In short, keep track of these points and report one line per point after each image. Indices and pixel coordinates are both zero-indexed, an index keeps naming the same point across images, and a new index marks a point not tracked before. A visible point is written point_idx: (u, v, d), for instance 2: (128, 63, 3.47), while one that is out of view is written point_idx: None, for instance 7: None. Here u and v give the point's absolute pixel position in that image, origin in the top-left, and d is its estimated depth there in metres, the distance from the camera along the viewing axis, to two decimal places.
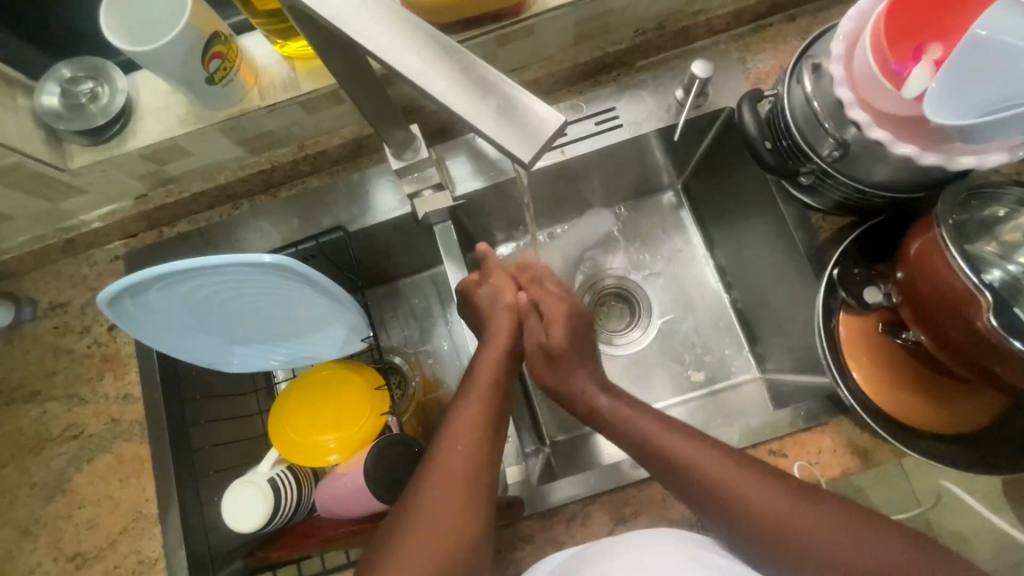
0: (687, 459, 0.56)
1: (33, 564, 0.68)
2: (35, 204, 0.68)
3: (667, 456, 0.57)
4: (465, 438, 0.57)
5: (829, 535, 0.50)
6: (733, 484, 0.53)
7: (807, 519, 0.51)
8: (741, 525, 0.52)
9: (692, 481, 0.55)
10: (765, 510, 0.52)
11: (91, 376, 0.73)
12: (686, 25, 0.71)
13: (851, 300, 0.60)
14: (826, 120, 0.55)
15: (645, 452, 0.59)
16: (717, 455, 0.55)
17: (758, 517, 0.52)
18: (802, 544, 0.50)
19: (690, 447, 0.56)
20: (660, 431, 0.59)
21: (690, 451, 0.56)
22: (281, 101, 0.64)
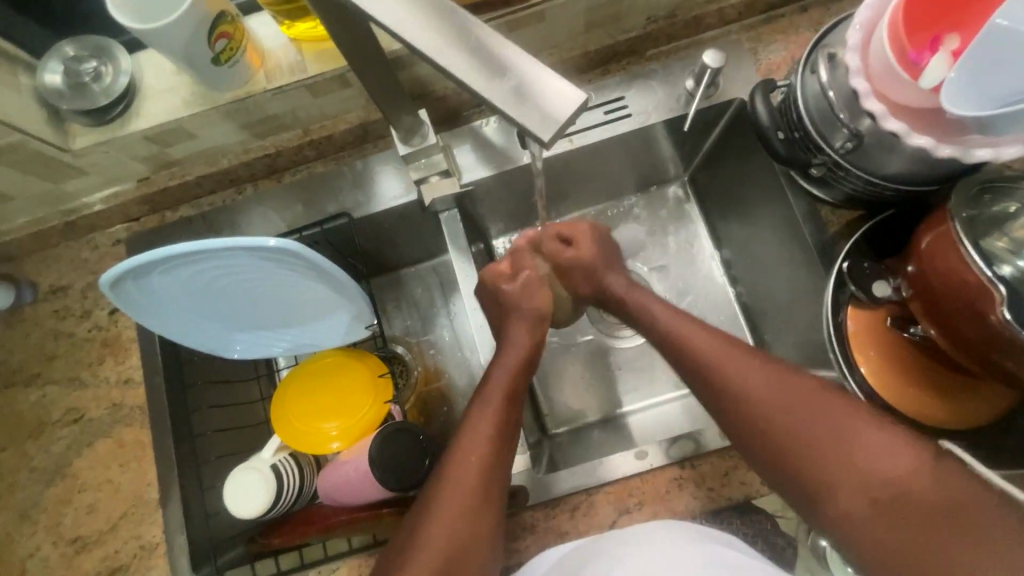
0: (719, 363, 0.59)
1: (32, 548, 0.68)
2: (36, 185, 0.67)
3: (701, 360, 0.60)
4: (483, 436, 0.59)
5: (849, 446, 0.52)
6: (761, 394, 0.56)
7: (827, 429, 0.53)
8: (760, 425, 0.55)
9: (721, 385, 0.58)
10: (788, 416, 0.54)
11: (91, 360, 0.73)
12: (697, 14, 0.71)
13: (860, 294, 0.60)
14: (840, 111, 0.54)
15: (682, 354, 0.62)
16: (749, 364, 0.58)
17: (780, 419, 0.54)
18: (818, 451, 0.52)
19: (725, 353, 0.59)
20: (697, 333, 0.62)
21: (724, 358, 0.59)
22: (288, 84, 0.63)
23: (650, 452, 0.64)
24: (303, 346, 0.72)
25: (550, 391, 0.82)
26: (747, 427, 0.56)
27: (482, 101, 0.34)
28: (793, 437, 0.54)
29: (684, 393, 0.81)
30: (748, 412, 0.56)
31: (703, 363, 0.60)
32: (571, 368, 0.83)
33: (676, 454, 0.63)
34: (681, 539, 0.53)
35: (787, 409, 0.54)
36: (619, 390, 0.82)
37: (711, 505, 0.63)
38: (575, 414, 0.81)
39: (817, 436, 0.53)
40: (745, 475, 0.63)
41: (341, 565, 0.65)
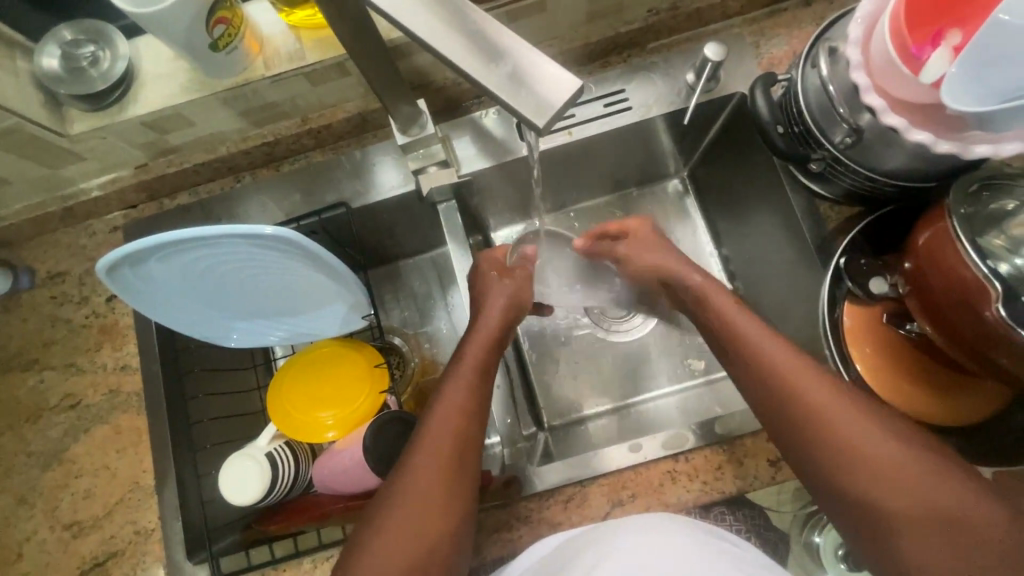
0: (770, 358, 0.55)
1: (29, 532, 0.68)
2: (34, 170, 0.67)
3: (749, 353, 0.57)
4: (454, 421, 0.57)
5: (900, 455, 0.49)
6: (825, 404, 0.52)
7: (878, 437, 0.50)
8: (806, 427, 0.52)
9: (769, 380, 0.55)
10: (836, 417, 0.51)
11: (89, 346, 0.73)
12: (700, 7, 0.70)
13: (857, 290, 0.60)
14: (841, 106, 0.54)
15: (731, 348, 0.59)
16: (801, 362, 0.55)
17: (829, 421, 0.51)
18: (870, 459, 0.49)
19: (778, 348, 0.56)
20: (750, 326, 0.59)
21: (775, 351, 0.56)
22: (286, 72, 0.63)
23: (644, 445, 0.64)
24: (301, 335, 0.73)
25: (547, 384, 0.82)
26: (791, 429, 0.53)
27: (478, 87, 0.33)
28: (842, 441, 0.50)
29: (679, 388, 0.81)
30: (794, 412, 0.53)
31: (755, 356, 0.56)
32: (568, 362, 0.83)
33: (671, 447, 0.64)
34: (676, 532, 0.53)
35: (836, 410, 0.51)
36: (615, 384, 0.82)
37: (705, 498, 0.63)
38: (571, 407, 0.81)
39: (870, 441, 0.50)
40: (739, 469, 0.63)
41: (336, 553, 0.66)
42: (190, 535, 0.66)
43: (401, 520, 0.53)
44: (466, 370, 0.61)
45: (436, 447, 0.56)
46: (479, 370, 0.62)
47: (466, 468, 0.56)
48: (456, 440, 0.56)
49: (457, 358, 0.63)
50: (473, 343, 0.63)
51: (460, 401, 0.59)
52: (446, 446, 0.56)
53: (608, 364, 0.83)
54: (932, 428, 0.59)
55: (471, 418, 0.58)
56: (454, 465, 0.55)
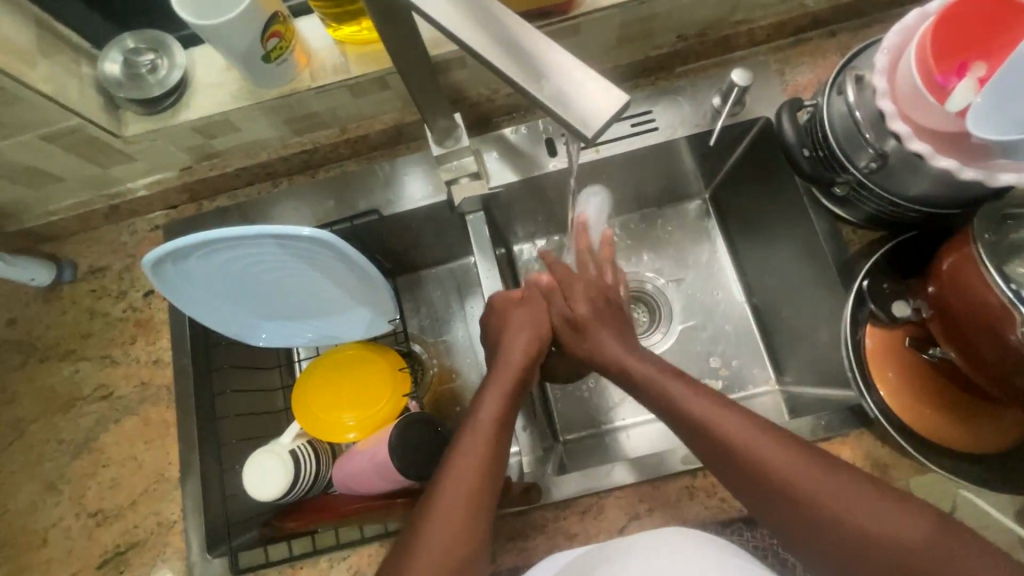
0: (740, 444, 0.53)
1: (55, 518, 0.70)
2: (86, 169, 0.70)
3: (718, 443, 0.54)
4: (469, 467, 0.56)
5: (884, 520, 0.47)
6: (769, 455, 0.52)
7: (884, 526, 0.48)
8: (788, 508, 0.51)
9: (740, 466, 0.53)
10: (820, 490, 0.50)
11: (124, 339, 0.75)
12: (727, 34, 0.72)
13: (880, 313, 0.61)
14: (867, 130, 0.56)
15: (691, 431, 0.57)
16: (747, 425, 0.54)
17: (826, 508, 0.49)
18: (854, 529, 0.48)
19: (747, 428, 0.54)
20: (707, 409, 0.56)
21: (728, 423, 0.55)
22: (330, 83, 0.66)
23: (662, 459, 0.64)
24: (328, 338, 0.75)
25: (566, 398, 0.83)
26: (776, 509, 0.51)
27: (532, 99, 0.36)
28: (831, 516, 0.49)
29: None
30: (774, 491, 0.51)
31: (723, 444, 0.54)
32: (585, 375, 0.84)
33: (689, 463, 0.64)
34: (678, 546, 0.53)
35: (818, 488, 0.50)
36: (633, 402, 0.82)
37: (722, 516, 0.63)
38: (586, 423, 0.82)
39: (864, 524, 0.48)
40: None
41: (352, 553, 0.66)
42: (207, 530, 0.67)
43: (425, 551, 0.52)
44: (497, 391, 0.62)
45: (468, 458, 0.57)
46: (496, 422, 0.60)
47: (474, 550, 0.53)
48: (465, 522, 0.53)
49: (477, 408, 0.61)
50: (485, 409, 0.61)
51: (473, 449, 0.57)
52: (456, 521, 0.53)
53: None
54: (955, 453, 0.59)
55: (483, 493, 0.55)
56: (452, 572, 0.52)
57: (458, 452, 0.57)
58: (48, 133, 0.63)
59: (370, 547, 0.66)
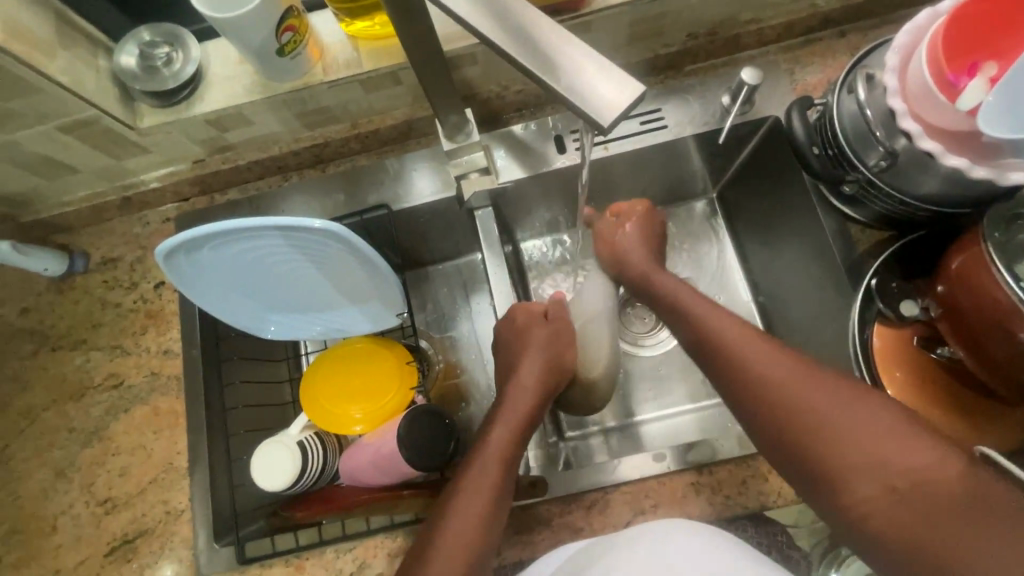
0: (756, 359, 0.55)
1: (65, 505, 0.71)
2: (101, 161, 0.71)
3: (732, 357, 0.57)
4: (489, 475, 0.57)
5: (907, 450, 0.47)
6: (795, 381, 0.53)
7: (910, 455, 0.47)
8: (788, 425, 0.52)
9: (752, 379, 0.55)
10: (822, 409, 0.51)
11: (135, 329, 0.76)
12: (737, 33, 0.73)
13: (887, 311, 0.61)
14: (877, 129, 0.56)
15: (711, 348, 0.59)
16: (777, 352, 0.55)
17: (846, 436, 0.49)
18: (874, 460, 0.47)
19: (761, 347, 0.56)
20: (732, 329, 0.58)
21: (759, 350, 0.56)
22: (343, 78, 0.66)
23: (668, 455, 0.64)
24: (336, 331, 0.76)
25: None
26: (775, 424, 0.53)
27: (552, 92, 0.36)
28: (850, 444, 0.49)
29: (695, 407, 0.82)
30: (779, 402, 0.53)
31: (739, 360, 0.56)
32: None
33: (694, 459, 0.64)
34: (683, 541, 0.53)
35: (820, 403, 0.51)
36: (638, 401, 0.82)
37: (728, 513, 0.63)
38: (591, 420, 0.82)
39: (886, 453, 0.47)
40: (763, 486, 0.63)
41: (358, 545, 0.66)
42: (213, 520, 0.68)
43: (447, 552, 0.53)
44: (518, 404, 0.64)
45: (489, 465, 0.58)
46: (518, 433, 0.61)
47: (494, 537, 0.55)
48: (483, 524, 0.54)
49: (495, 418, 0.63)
50: (516, 401, 0.64)
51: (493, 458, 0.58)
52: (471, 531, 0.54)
53: (630, 375, 0.84)
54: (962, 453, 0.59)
55: (506, 483, 0.57)
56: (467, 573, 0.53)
57: (488, 439, 0.60)
58: (64, 124, 0.63)
59: (375, 539, 0.66)
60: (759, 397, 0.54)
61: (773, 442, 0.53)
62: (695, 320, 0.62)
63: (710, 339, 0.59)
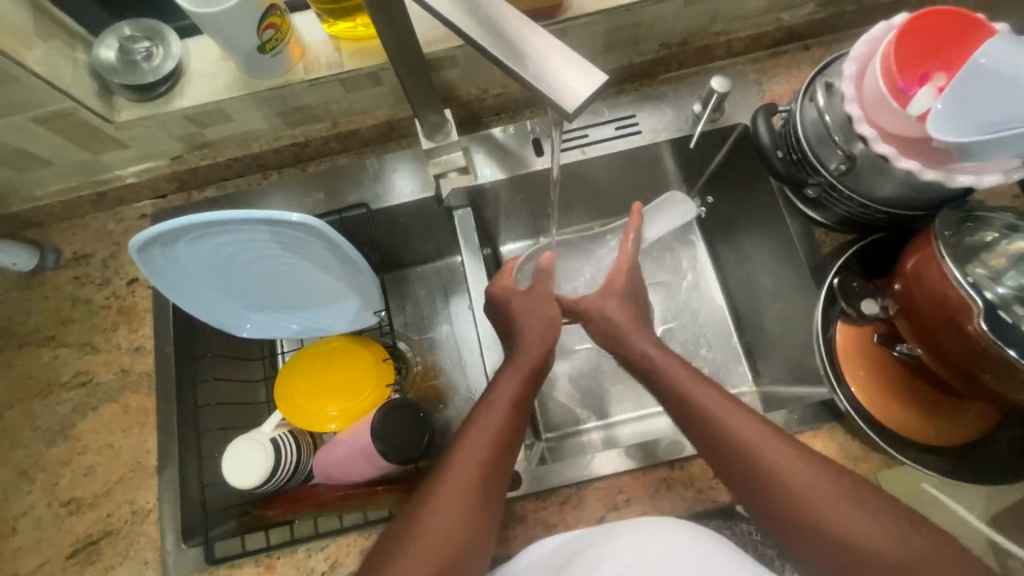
0: (726, 426, 0.55)
1: (27, 506, 0.69)
2: (76, 155, 0.70)
3: (733, 442, 0.54)
4: (480, 454, 0.58)
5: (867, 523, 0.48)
6: (758, 447, 0.53)
7: (871, 528, 0.48)
8: (776, 503, 0.51)
9: (744, 457, 0.53)
10: (789, 477, 0.51)
11: (106, 326, 0.75)
12: (708, 43, 0.76)
13: (850, 310, 0.63)
14: (836, 134, 0.58)
15: (707, 431, 0.56)
16: (741, 414, 0.55)
17: (808, 503, 0.50)
18: (837, 528, 0.49)
19: (753, 426, 0.54)
20: (713, 402, 0.57)
21: (726, 413, 0.56)
22: (324, 77, 0.67)
23: (641, 450, 0.65)
24: (314, 329, 0.76)
25: (549, 396, 0.84)
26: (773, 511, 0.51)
27: (522, 82, 0.37)
28: (811, 510, 0.50)
29: None
30: (777, 489, 0.51)
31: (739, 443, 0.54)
32: (567, 374, 0.85)
33: (667, 453, 0.65)
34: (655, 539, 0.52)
35: (791, 474, 0.51)
36: (617, 402, 0.84)
37: (699, 507, 0.64)
38: (568, 421, 0.82)
39: (847, 523, 0.48)
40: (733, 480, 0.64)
41: (331, 544, 0.65)
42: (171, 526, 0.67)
43: (433, 530, 0.54)
44: (514, 373, 0.64)
45: (483, 438, 0.59)
46: (514, 407, 0.61)
47: (475, 539, 0.55)
48: (472, 505, 0.55)
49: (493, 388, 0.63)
50: (513, 368, 0.65)
51: (485, 436, 0.59)
52: (461, 513, 0.55)
53: (607, 376, 0.85)
54: (920, 446, 0.61)
55: (498, 460, 0.58)
56: (457, 558, 0.53)
57: (483, 415, 0.61)
58: (39, 116, 0.63)
59: (348, 536, 0.65)
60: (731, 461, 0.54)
61: (745, 498, 0.54)
62: (663, 372, 0.61)
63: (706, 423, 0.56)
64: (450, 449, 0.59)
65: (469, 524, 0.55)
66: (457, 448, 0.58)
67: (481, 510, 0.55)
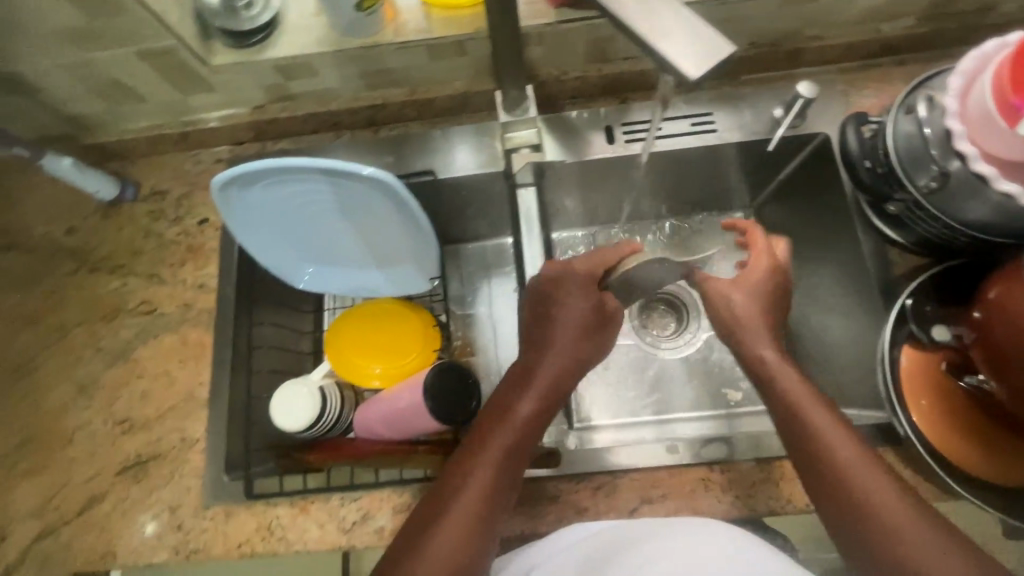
0: (831, 455, 0.51)
1: (84, 420, 0.72)
2: (168, 93, 0.73)
3: (819, 447, 0.52)
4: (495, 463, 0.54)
5: None
6: (862, 486, 0.49)
7: None
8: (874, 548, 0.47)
9: (844, 494, 0.49)
10: (896, 525, 0.47)
11: (174, 261, 0.78)
12: (799, 48, 0.74)
13: (920, 333, 0.62)
14: (934, 148, 0.56)
15: (797, 443, 0.53)
16: (850, 445, 0.51)
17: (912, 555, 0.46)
18: None
19: (862, 462, 0.50)
20: (826, 424, 0.52)
21: (834, 441, 0.52)
22: (413, 41, 0.68)
23: (681, 448, 0.65)
24: (363, 291, 0.77)
25: (583, 386, 0.83)
26: (855, 540, 0.48)
27: (653, 50, 0.41)
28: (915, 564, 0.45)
29: (697, 415, 0.81)
30: (870, 527, 0.48)
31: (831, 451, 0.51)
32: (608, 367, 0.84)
33: (708, 455, 0.64)
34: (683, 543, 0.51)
35: (895, 521, 0.47)
36: (650, 402, 0.82)
37: (735, 514, 0.63)
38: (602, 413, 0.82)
39: None
40: (773, 491, 0.63)
41: (364, 496, 0.66)
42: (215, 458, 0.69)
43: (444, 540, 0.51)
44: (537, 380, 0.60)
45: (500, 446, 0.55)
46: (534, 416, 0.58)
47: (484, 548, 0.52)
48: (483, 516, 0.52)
49: (514, 393, 0.59)
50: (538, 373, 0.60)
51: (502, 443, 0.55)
52: (472, 522, 0.52)
53: (644, 375, 0.84)
54: (976, 482, 0.59)
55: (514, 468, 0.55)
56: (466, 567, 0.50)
57: (503, 420, 0.57)
58: (143, 50, 0.66)
59: (382, 492, 0.66)
60: (828, 493, 0.50)
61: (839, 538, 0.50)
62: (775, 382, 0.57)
63: (795, 426, 0.53)
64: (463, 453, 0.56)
65: (477, 534, 0.52)
66: (471, 454, 0.55)
67: (493, 519, 0.53)
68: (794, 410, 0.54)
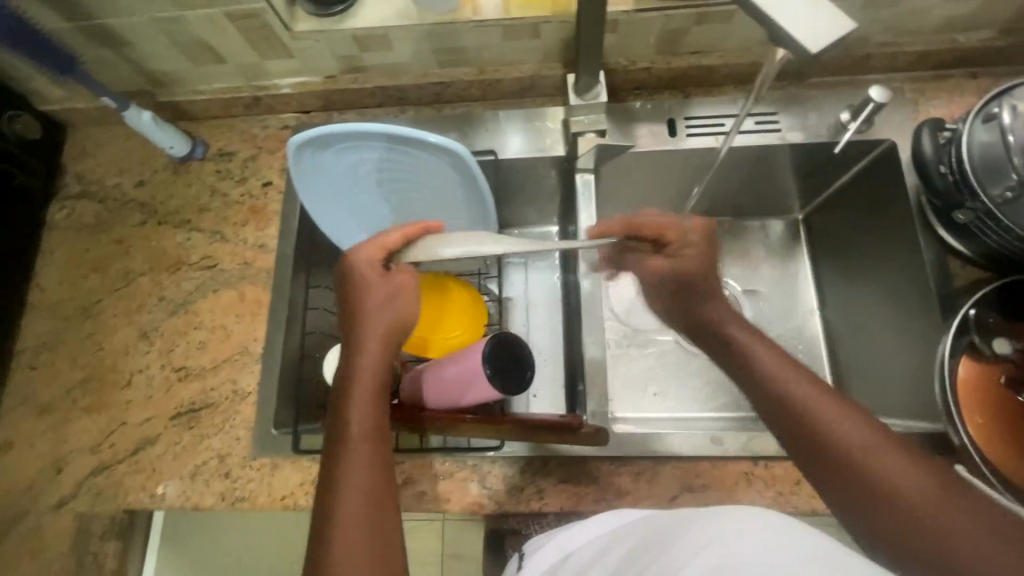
0: (836, 449, 0.46)
1: (143, 365, 0.75)
2: (247, 57, 0.76)
3: (820, 435, 0.47)
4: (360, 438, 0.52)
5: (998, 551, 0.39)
6: (851, 461, 0.45)
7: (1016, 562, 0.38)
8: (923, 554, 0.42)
9: (861, 490, 0.44)
10: (891, 495, 0.43)
11: (237, 220, 0.81)
12: (871, 53, 0.74)
13: (982, 344, 0.61)
14: (1014, 156, 0.55)
15: (792, 437, 0.49)
16: (846, 420, 0.47)
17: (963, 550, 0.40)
18: None
19: (851, 426, 0.47)
20: (821, 408, 0.48)
21: (832, 426, 0.47)
22: (490, 20, 0.70)
23: (727, 440, 0.65)
24: None
25: (621, 377, 0.83)
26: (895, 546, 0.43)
27: (771, 22, 0.45)
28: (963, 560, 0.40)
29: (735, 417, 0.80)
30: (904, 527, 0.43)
31: (822, 427, 0.48)
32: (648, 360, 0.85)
33: (753, 449, 0.64)
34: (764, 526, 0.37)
35: (903, 493, 0.43)
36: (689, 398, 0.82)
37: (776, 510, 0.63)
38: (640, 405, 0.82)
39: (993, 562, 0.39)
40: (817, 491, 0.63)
41: (409, 461, 0.67)
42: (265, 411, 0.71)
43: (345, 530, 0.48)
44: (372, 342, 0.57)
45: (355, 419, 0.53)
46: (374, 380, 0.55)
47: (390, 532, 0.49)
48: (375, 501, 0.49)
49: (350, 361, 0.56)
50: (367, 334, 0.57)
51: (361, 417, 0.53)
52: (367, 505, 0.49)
53: (682, 371, 0.83)
54: None
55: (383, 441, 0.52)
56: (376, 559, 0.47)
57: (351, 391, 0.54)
58: (232, 12, 0.68)
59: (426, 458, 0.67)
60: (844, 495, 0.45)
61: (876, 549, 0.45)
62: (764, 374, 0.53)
63: (792, 420, 0.49)
64: (337, 439, 0.52)
65: (380, 518, 0.49)
66: (344, 435, 0.52)
67: (386, 501, 0.50)
68: (785, 404, 0.50)
